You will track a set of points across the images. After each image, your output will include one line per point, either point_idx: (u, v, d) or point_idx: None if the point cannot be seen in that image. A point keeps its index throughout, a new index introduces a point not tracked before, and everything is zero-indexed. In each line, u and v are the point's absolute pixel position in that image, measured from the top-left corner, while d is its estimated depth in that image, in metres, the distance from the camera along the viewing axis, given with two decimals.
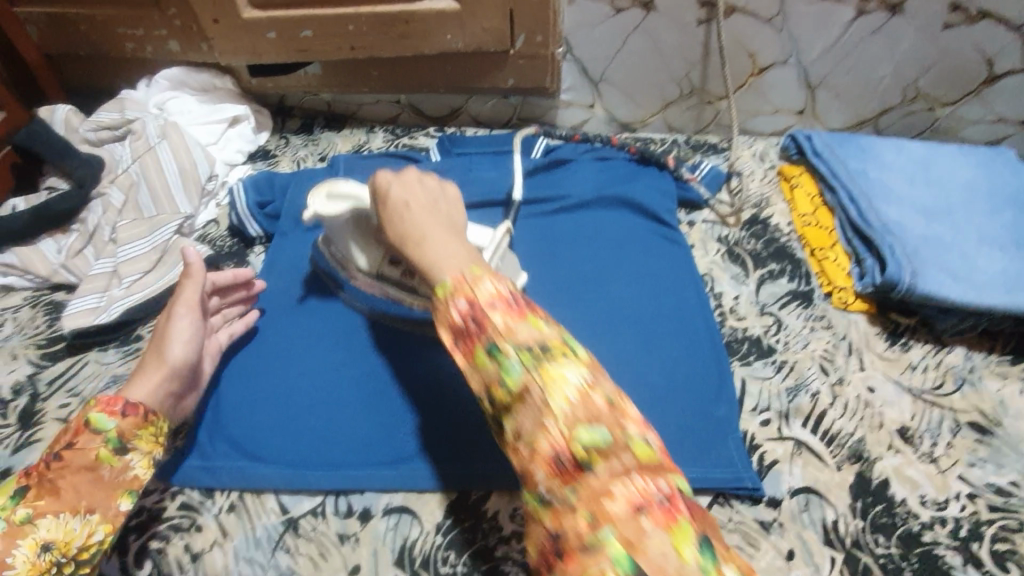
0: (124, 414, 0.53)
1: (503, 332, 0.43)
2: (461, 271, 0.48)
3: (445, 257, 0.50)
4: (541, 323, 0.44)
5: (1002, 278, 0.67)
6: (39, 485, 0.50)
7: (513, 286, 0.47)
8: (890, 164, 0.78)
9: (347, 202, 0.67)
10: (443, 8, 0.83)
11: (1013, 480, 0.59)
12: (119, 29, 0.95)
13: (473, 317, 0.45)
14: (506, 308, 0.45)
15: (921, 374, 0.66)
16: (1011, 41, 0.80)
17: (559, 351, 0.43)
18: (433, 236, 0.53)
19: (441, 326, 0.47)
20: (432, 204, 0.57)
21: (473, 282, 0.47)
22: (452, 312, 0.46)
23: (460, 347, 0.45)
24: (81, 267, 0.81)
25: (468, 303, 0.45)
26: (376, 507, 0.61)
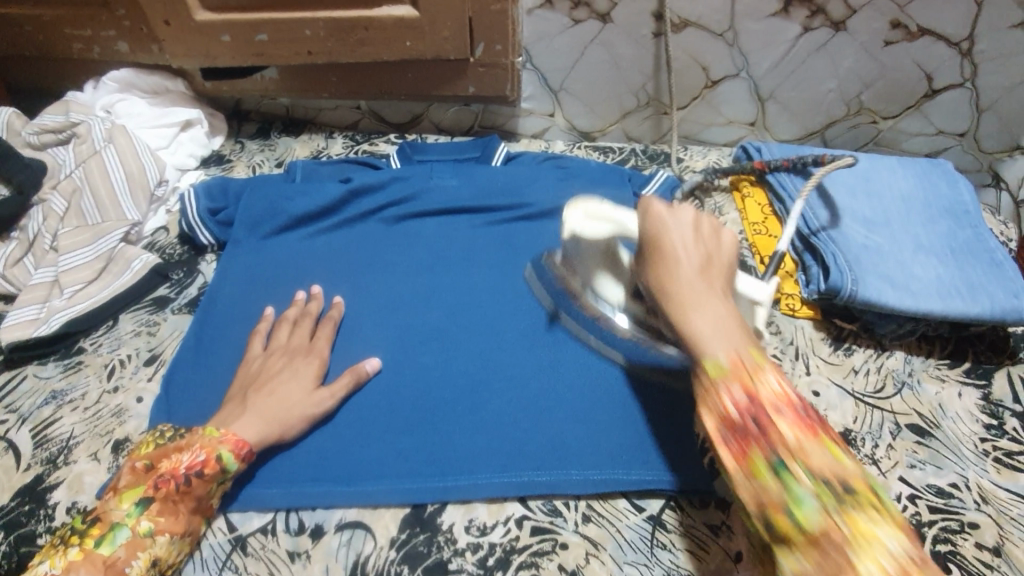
0: (244, 460, 0.58)
1: (796, 450, 0.42)
2: (741, 353, 0.47)
3: (709, 332, 0.48)
4: (842, 457, 0.43)
5: (936, 285, 0.71)
6: (162, 503, 0.54)
7: (797, 392, 0.46)
8: (835, 175, 0.82)
9: (608, 225, 0.61)
10: (403, 14, 0.83)
11: (951, 480, 0.61)
12: (65, 29, 0.91)
13: (748, 408, 0.44)
14: (795, 418, 0.44)
15: (864, 377, 0.69)
16: (947, 59, 0.84)
17: (868, 499, 0.41)
18: (702, 308, 0.49)
19: (707, 413, 0.46)
20: (708, 259, 0.53)
21: (754, 372, 0.46)
22: (726, 398, 0.45)
23: (727, 446, 0.44)
24: (21, 277, 0.78)
25: (749, 397, 0.45)
26: (328, 523, 0.59)
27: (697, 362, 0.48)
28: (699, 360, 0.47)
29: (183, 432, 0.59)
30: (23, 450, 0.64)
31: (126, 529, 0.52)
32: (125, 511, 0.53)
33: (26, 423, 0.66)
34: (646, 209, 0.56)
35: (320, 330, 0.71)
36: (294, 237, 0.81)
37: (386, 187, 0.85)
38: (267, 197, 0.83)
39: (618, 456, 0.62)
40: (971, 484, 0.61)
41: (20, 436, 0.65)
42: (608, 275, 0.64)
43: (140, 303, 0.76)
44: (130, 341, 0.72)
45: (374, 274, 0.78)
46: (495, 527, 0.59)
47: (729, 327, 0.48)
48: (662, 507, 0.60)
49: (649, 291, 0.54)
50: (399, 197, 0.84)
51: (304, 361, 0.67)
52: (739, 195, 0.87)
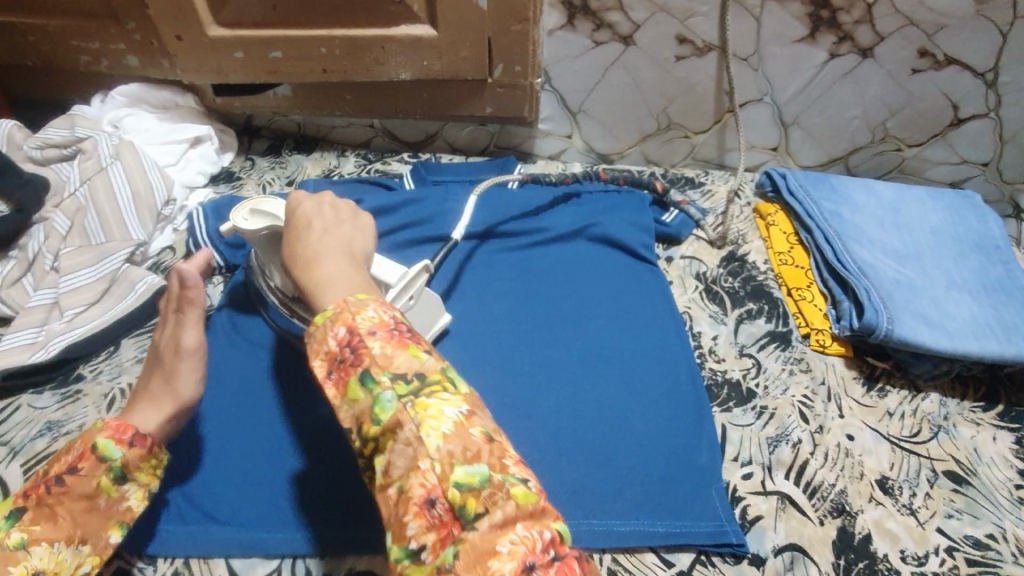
0: (131, 444, 0.51)
1: (383, 361, 0.43)
2: (346, 297, 0.47)
3: (333, 280, 0.50)
4: (421, 354, 0.44)
5: (971, 324, 0.68)
6: (36, 509, 0.48)
7: (398, 314, 0.47)
8: (863, 207, 0.79)
9: (264, 222, 0.61)
10: (420, 34, 0.80)
11: (990, 531, 0.58)
12: (73, 41, 0.89)
13: (347, 339, 0.44)
14: (387, 336, 0.44)
15: (899, 421, 0.66)
16: (975, 88, 0.82)
17: (434, 381, 0.43)
18: (327, 260, 0.52)
19: (316, 356, 0.46)
20: (332, 226, 0.56)
21: (355, 308, 0.46)
22: (329, 338, 0.45)
23: (328, 373, 0.44)
24: (18, 298, 0.75)
25: (348, 329, 0.45)
26: (338, 572, 0.56)
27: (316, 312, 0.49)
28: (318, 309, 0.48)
29: None
30: (15, 487, 0.60)
31: None
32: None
33: (18, 457, 0.63)
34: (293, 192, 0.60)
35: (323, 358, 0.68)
36: None
37: (399, 210, 0.83)
38: None
39: (647, 503, 0.59)
40: (1009, 535, 0.58)
41: (11, 470, 0.61)
42: (261, 276, 0.64)
43: (144, 328, 0.73)
44: (132, 368, 0.69)
45: None
46: None
47: (351, 268, 0.52)
48: (694, 561, 0.56)
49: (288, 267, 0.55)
50: (413, 220, 0.82)
51: None
52: (763, 223, 0.85)
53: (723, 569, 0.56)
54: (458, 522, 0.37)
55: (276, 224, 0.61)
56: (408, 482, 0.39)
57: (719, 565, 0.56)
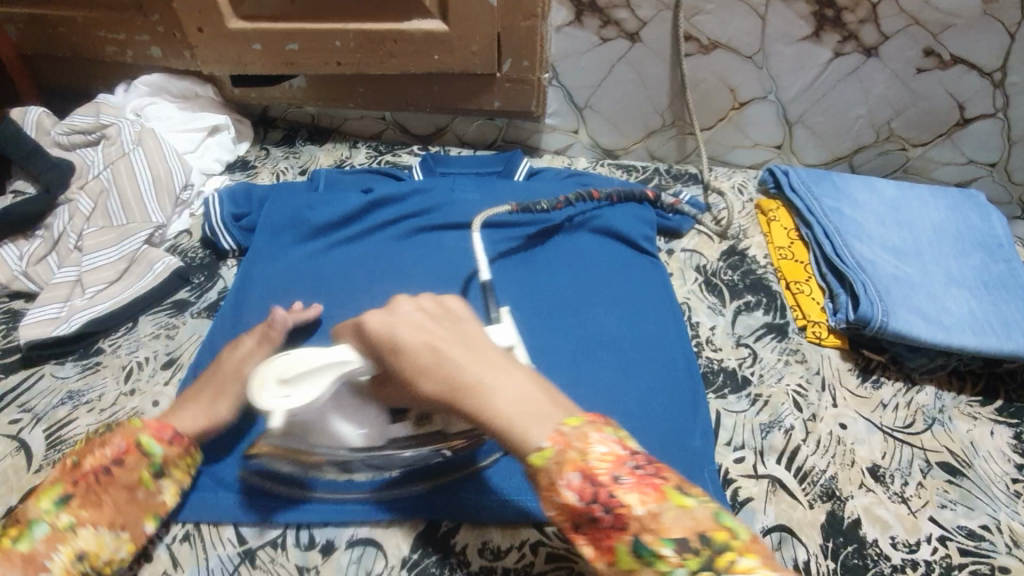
0: (171, 442, 0.57)
1: (650, 522, 0.39)
2: (559, 429, 0.43)
3: (516, 405, 0.45)
4: (687, 502, 0.41)
5: (969, 319, 0.69)
6: (84, 496, 0.52)
7: (627, 444, 0.43)
8: (864, 204, 0.80)
9: (315, 383, 0.51)
10: (431, 29, 0.83)
11: (983, 522, 0.59)
12: (101, 33, 0.93)
13: (587, 490, 0.40)
14: (636, 482, 0.41)
15: (892, 412, 0.67)
16: (980, 89, 0.83)
17: (722, 540, 0.39)
18: (494, 380, 0.47)
19: (552, 510, 0.42)
20: (452, 330, 0.52)
21: (583, 445, 0.42)
22: (564, 488, 0.41)
23: (579, 532, 0.41)
24: (43, 276, 0.78)
25: (584, 475, 0.41)
26: (339, 540, 0.58)
27: (521, 453, 0.44)
28: (524, 452, 0.44)
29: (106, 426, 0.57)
30: (35, 450, 0.64)
31: (45, 524, 0.50)
32: (43, 508, 0.51)
33: (40, 422, 0.66)
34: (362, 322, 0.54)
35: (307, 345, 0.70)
36: (315, 246, 0.81)
37: (407, 198, 0.86)
38: (291, 205, 0.83)
39: None
40: (1002, 527, 0.59)
41: (33, 435, 0.65)
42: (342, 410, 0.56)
43: (161, 306, 0.76)
44: (149, 343, 0.72)
45: (388, 283, 0.78)
46: (509, 551, 0.57)
47: (528, 380, 0.48)
48: None
49: (440, 401, 0.48)
50: (420, 209, 0.84)
51: None
52: (765, 219, 0.86)
53: None
54: None
55: (341, 370, 0.52)
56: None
57: None
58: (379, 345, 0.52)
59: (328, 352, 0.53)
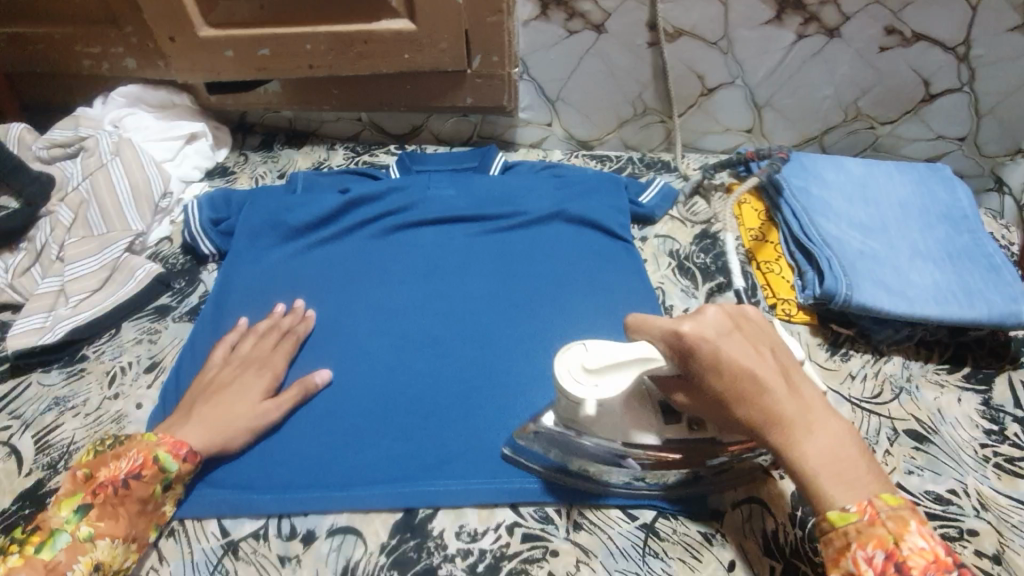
0: (185, 460, 0.59)
1: None
2: (872, 501, 0.43)
3: (834, 462, 0.44)
4: None
5: (933, 290, 0.70)
6: (102, 507, 0.55)
7: (947, 549, 0.42)
8: (832, 182, 0.81)
9: (625, 373, 0.48)
10: (400, 28, 0.84)
11: (949, 487, 0.60)
12: (76, 47, 0.94)
13: (890, 572, 0.41)
14: None
15: (860, 383, 0.68)
16: (944, 64, 0.84)
17: None
18: (815, 432, 0.45)
19: (838, 571, 0.43)
20: (757, 352, 0.46)
21: (899, 530, 0.42)
22: (861, 561, 0.42)
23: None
24: (28, 287, 0.80)
25: (888, 556, 0.41)
26: (320, 529, 0.60)
27: (817, 504, 0.44)
28: (821, 505, 0.44)
29: (123, 438, 0.60)
30: (24, 455, 0.65)
31: (66, 535, 0.53)
32: (64, 517, 0.54)
33: (29, 429, 0.67)
34: (679, 337, 0.44)
35: (286, 343, 0.72)
36: (292, 247, 0.82)
37: (383, 197, 0.87)
38: (269, 207, 0.85)
39: None
40: (970, 491, 0.60)
41: (22, 441, 0.66)
42: (637, 418, 0.55)
43: (143, 312, 0.78)
44: (131, 348, 0.74)
45: (367, 280, 0.79)
46: (485, 533, 0.59)
47: (839, 433, 0.45)
48: (655, 514, 0.59)
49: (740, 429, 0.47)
50: (395, 207, 0.85)
51: (257, 373, 0.68)
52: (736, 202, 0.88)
53: (684, 522, 0.59)
54: None
55: (645, 368, 0.48)
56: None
57: (681, 519, 0.59)
58: (682, 362, 0.45)
59: (625, 348, 0.48)
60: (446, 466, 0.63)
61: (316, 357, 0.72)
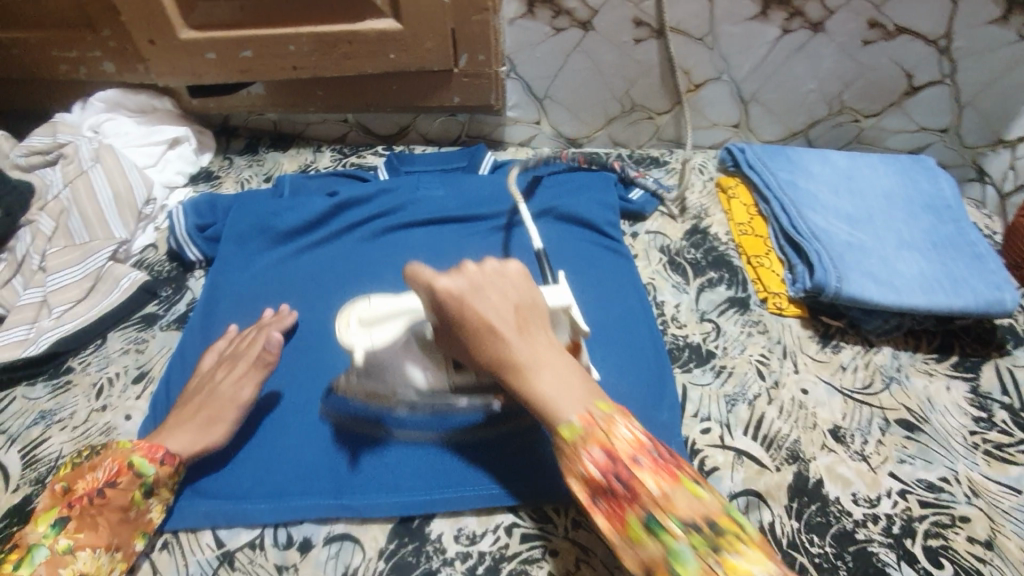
0: (162, 462, 0.58)
1: (661, 501, 0.41)
2: (589, 410, 0.46)
3: (560, 392, 0.46)
4: (701, 491, 0.43)
5: (921, 280, 0.71)
6: (79, 519, 0.54)
7: (652, 435, 0.46)
8: (817, 174, 0.82)
9: (396, 321, 0.57)
10: (385, 28, 0.83)
11: (940, 474, 0.61)
12: (52, 51, 0.92)
13: (610, 466, 0.43)
14: (654, 466, 0.43)
15: (851, 374, 0.69)
16: (925, 56, 0.85)
17: (728, 527, 0.41)
18: (542, 368, 0.47)
19: (574, 479, 0.45)
20: (509, 302, 0.50)
21: (608, 427, 0.45)
22: (587, 463, 0.44)
23: (598, 503, 0.44)
24: (8, 298, 0.78)
25: (607, 453, 0.44)
26: (317, 537, 0.59)
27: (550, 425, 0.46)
28: (553, 425, 0.46)
29: (99, 449, 0.59)
30: (10, 472, 0.63)
31: (44, 548, 0.52)
32: (42, 532, 0.53)
33: (14, 444, 0.66)
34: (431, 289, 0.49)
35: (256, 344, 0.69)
36: (282, 252, 0.81)
37: (372, 199, 0.86)
38: (256, 212, 0.83)
39: None
40: (960, 477, 0.61)
41: (7, 457, 0.65)
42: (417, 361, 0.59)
43: (129, 321, 0.76)
44: (119, 359, 0.72)
45: (358, 283, 0.79)
46: (484, 535, 0.59)
47: (567, 360, 0.49)
48: None
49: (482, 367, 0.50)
50: (385, 209, 0.85)
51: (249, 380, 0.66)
52: (724, 197, 0.88)
53: None
54: None
55: (412, 316, 0.57)
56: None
57: None
58: (437, 310, 0.50)
59: (399, 298, 0.58)
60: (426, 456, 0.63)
61: (308, 361, 0.71)
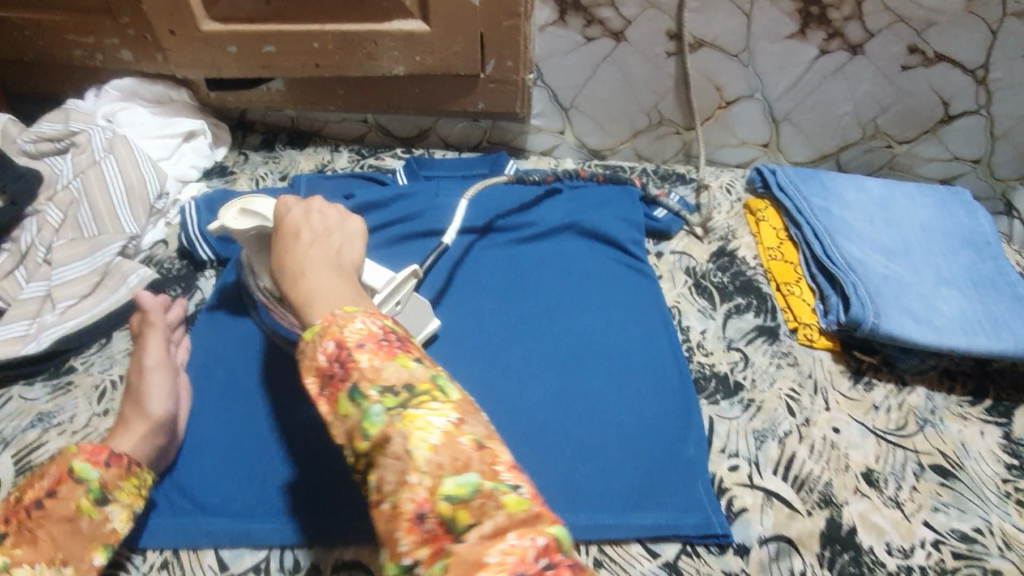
0: (107, 464, 0.53)
1: (370, 373, 0.42)
2: (333, 311, 0.46)
3: (322, 292, 0.49)
4: (410, 363, 0.43)
5: (958, 319, 0.68)
6: (17, 534, 0.48)
7: (388, 325, 0.46)
8: (852, 202, 0.80)
9: (254, 220, 0.62)
10: (413, 29, 0.81)
11: (976, 525, 0.59)
12: (69, 36, 0.89)
13: (339, 358, 0.43)
14: (375, 348, 0.43)
15: (885, 415, 0.66)
16: (967, 85, 0.83)
17: (424, 389, 0.41)
18: (314, 272, 0.51)
19: (306, 373, 0.44)
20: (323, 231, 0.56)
21: (343, 321, 0.45)
22: (319, 353, 0.44)
23: (323, 393, 0.43)
24: (11, 291, 0.75)
25: (337, 345, 0.43)
26: (325, 562, 0.56)
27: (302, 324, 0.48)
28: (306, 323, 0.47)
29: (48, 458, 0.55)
30: (5, 477, 0.61)
31: None
32: None
33: (9, 447, 0.63)
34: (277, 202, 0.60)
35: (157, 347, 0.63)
36: None
37: (390, 204, 0.83)
38: None
39: (631, 494, 0.59)
40: (996, 529, 0.59)
41: (3, 461, 0.62)
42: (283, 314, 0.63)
43: None
44: (123, 361, 0.70)
45: None
46: None
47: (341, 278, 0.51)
48: (679, 552, 0.56)
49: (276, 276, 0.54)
50: (403, 216, 0.82)
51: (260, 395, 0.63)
52: (753, 219, 0.85)
53: (708, 561, 0.56)
54: (450, 538, 0.36)
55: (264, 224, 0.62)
56: (397, 497, 0.38)
57: (705, 557, 0.56)
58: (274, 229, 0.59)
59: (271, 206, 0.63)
60: None
61: None
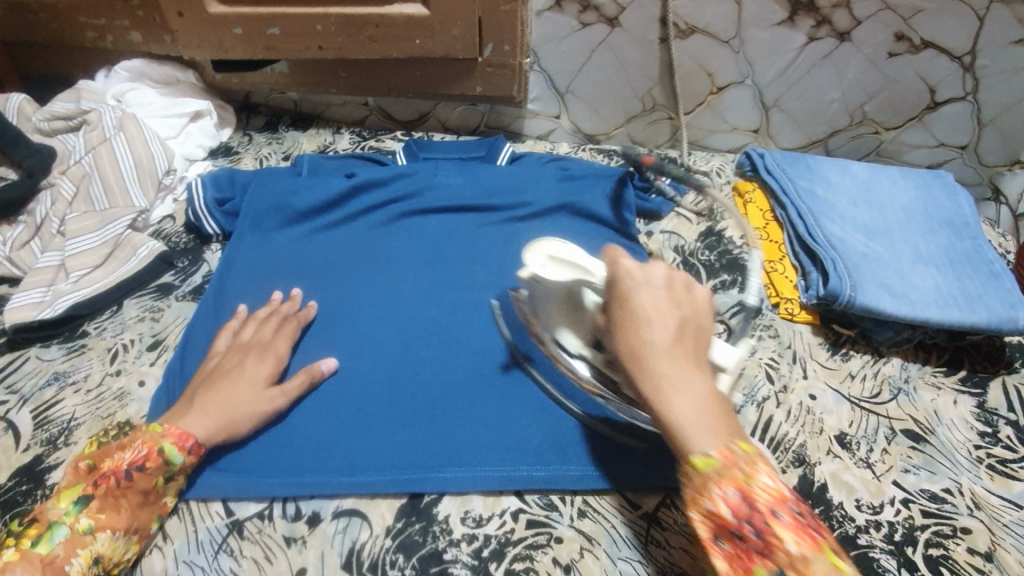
0: (190, 452, 0.58)
1: (798, 564, 0.39)
2: (729, 444, 0.43)
3: (690, 417, 0.43)
4: (842, 565, 0.40)
5: (934, 294, 0.71)
6: (102, 499, 0.55)
7: (793, 492, 0.43)
8: (837, 184, 0.82)
9: (571, 270, 0.59)
10: (413, 13, 0.83)
11: (944, 486, 0.62)
12: (82, 18, 0.94)
13: (744, 513, 0.41)
14: (792, 523, 0.41)
15: (860, 383, 0.69)
16: (952, 72, 0.85)
17: None
18: (680, 391, 0.44)
19: (697, 511, 0.42)
20: (680, 322, 0.47)
21: (749, 470, 0.42)
22: (718, 500, 0.41)
23: (717, 542, 0.41)
24: (27, 260, 0.78)
25: (741, 496, 0.41)
26: (326, 511, 0.60)
27: (683, 448, 0.43)
28: (686, 453, 0.43)
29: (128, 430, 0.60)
30: (22, 430, 0.64)
31: (64, 527, 0.52)
32: (63, 509, 0.54)
33: (27, 404, 0.66)
34: (618, 264, 0.51)
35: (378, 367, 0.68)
36: (298, 231, 0.82)
37: (389, 183, 0.86)
38: (274, 190, 0.83)
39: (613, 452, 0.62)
40: (964, 490, 0.62)
41: (20, 416, 0.65)
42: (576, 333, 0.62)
43: (146, 289, 0.77)
44: (133, 326, 0.73)
45: (371, 267, 0.79)
46: (490, 519, 0.59)
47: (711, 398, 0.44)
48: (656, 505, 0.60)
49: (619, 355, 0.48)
50: (401, 194, 0.85)
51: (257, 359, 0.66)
52: (742, 201, 0.88)
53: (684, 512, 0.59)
54: None
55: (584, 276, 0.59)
56: None
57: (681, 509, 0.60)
58: (609, 285, 0.51)
59: (587, 257, 0.60)
60: (432, 437, 0.64)
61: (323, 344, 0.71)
